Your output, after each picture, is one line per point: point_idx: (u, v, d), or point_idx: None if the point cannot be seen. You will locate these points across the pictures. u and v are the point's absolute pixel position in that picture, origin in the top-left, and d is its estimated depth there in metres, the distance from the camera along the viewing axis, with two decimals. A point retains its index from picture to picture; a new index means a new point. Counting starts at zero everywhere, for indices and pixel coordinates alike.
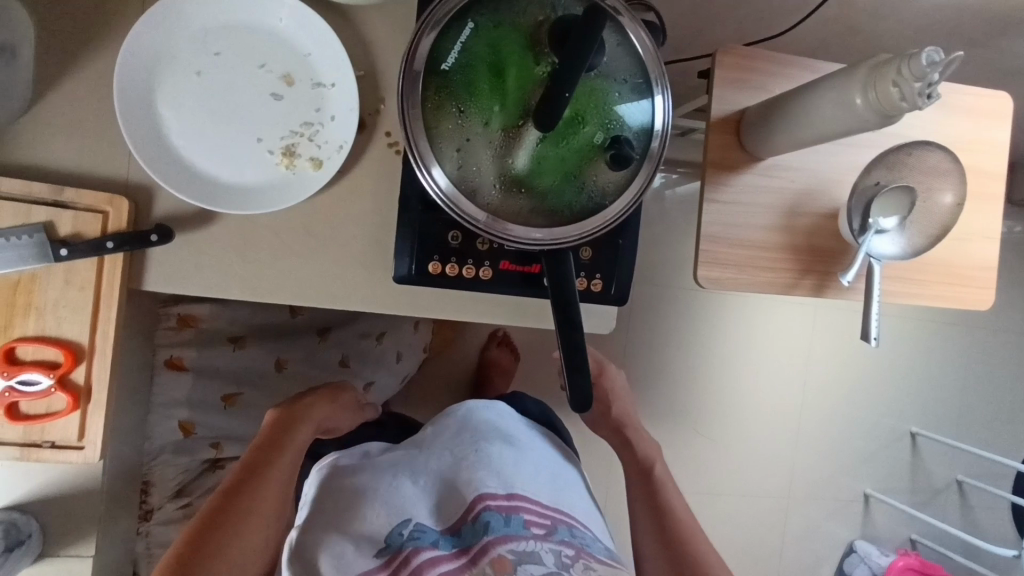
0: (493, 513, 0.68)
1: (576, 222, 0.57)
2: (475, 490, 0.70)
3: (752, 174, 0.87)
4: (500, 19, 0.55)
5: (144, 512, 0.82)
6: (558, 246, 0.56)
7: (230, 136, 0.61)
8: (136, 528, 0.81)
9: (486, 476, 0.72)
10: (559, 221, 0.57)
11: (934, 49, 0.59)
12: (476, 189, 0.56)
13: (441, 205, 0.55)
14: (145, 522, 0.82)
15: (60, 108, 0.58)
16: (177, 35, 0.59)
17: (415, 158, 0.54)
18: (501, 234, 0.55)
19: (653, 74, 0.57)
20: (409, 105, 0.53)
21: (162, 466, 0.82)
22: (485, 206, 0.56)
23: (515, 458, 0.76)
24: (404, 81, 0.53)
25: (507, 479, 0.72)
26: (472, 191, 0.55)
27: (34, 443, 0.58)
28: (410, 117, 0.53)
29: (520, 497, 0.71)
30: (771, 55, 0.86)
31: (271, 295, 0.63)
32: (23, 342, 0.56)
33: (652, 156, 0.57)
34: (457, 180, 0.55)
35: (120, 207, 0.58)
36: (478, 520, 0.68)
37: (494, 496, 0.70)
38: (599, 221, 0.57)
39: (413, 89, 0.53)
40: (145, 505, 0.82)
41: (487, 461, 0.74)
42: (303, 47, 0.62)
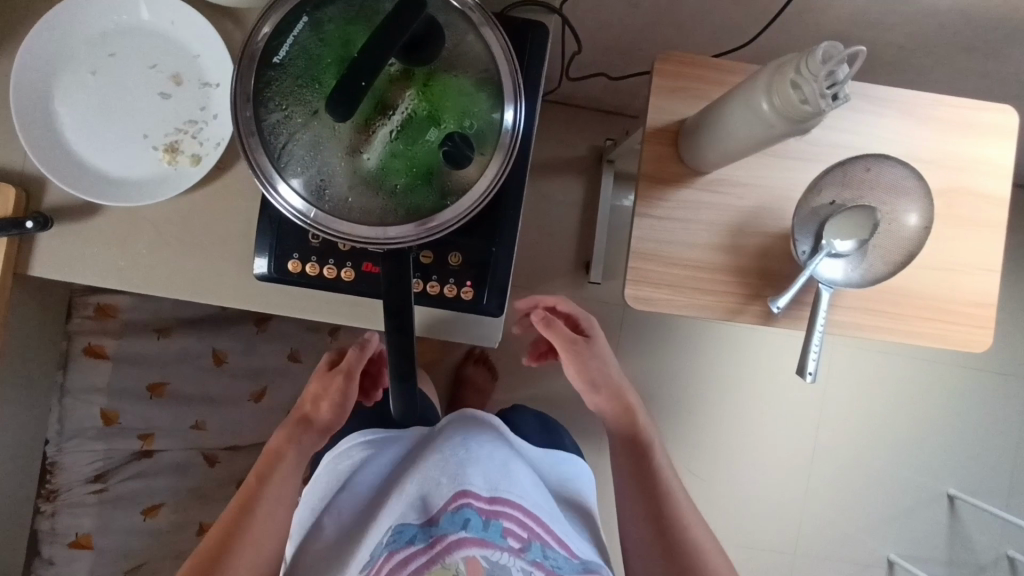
0: (472, 512, 0.68)
1: (412, 222, 0.53)
2: (458, 487, 0.70)
3: (691, 188, 0.80)
4: (338, 16, 0.54)
5: (48, 493, 0.87)
6: (398, 245, 0.52)
7: (120, 132, 0.64)
8: (38, 507, 0.86)
9: (471, 473, 0.72)
10: (392, 219, 0.53)
11: (830, 44, 0.53)
12: (307, 183, 0.53)
13: (271, 198, 0.52)
14: (49, 502, 0.87)
15: None
16: (75, 37, 0.63)
17: (243, 149, 0.51)
18: (330, 230, 0.53)
19: (501, 66, 0.54)
20: (241, 100, 0.51)
21: (72, 451, 0.87)
22: (314, 201, 0.53)
23: (508, 461, 0.75)
24: (234, 75, 0.51)
25: (493, 479, 0.71)
26: (315, 189, 0.53)
27: None
28: (242, 110, 0.51)
29: (502, 500, 0.70)
30: (715, 62, 0.80)
31: (145, 286, 0.64)
32: None
33: (501, 155, 0.54)
34: (285, 173, 0.52)
35: (7, 195, 0.61)
36: (456, 514, 0.68)
37: (475, 495, 0.70)
38: (446, 218, 0.53)
39: (245, 78, 0.52)
40: (49, 486, 0.87)
41: (476, 457, 0.74)
42: (192, 49, 0.64)
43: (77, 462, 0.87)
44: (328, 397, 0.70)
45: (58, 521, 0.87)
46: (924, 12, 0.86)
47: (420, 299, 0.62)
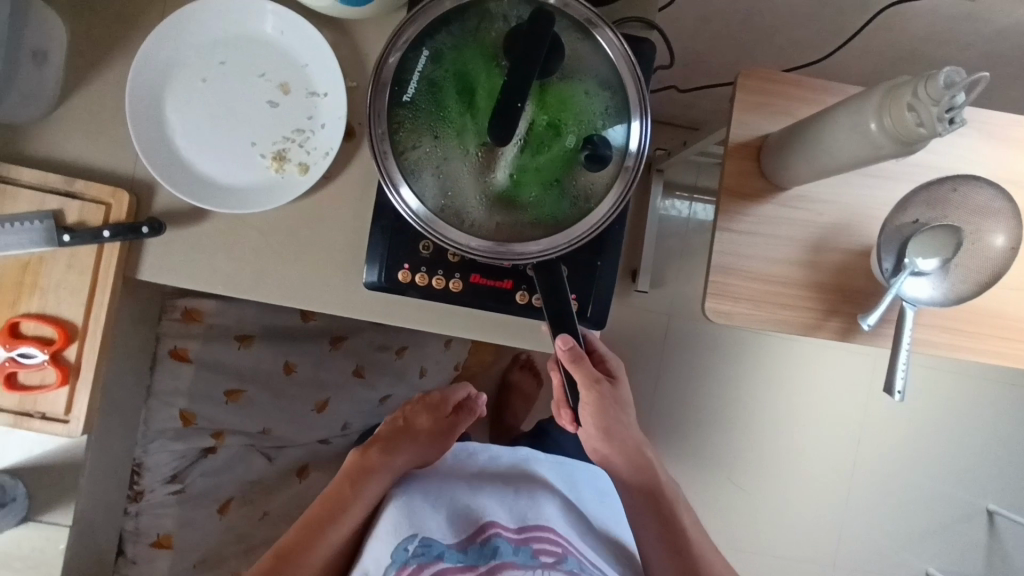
0: (503, 539, 0.74)
1: (560, 231, 0.55)
2: (487, 518, 0.76)
3: (773, 204, 0.81)
4: (454, 41, 0.54)
5: (134, 494, 0.84)
6: (548, 255, 0.55)
7: (228, 140, 0.64)
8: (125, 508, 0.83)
9: (497, 508, 0.78)
10: (541, 231, 0.55)
11: (953, 69, 0.53)
12: (455, 206, 0.55)
13: (418, 226, 0.54)
14: (134, 503, 0.84)
15: (79, 109, 0.64)
16: (186, 46, 0.63)
17: (387, 180, 0.53)
18: (486, 252, 0.54)
19: (624, 75, 0.55)
20: (378, 138, 0.53)
21: (155, 452, 0.84)
22: (464, 223, 0.54)
23: (531, 491, 0.81)
24: (369, 114, 0.53)
25: (521, 511, 0.78)
26: (456, 213, 0.54)
27: (26, 413, 0.62)
28: (385, 147, 0.53)
29: (532, 529, 0.76)
30: (800, 80, 0.80)
31: (251, 292, 0.65)
32: (25, 318, 0.61)
33: (631, 157, 0.55)
34: (433, 201, 0.54)
35: (121, 199, 0.62)
36: (488, 542, 0.73)
37: (504, 527, 0.76)
38: (588, 225, 0.55)
39: (382, 111, 0.53)
40: (136, 487, 0.84)
41: (503, 496, 0.80)
42: (300, 58, 0.64)
43: (160, 463, 0.84)
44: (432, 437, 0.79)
45: (143, 521, 0.85)
46: (1004, 30, 0.85)
47: (527, 310, 0.63)
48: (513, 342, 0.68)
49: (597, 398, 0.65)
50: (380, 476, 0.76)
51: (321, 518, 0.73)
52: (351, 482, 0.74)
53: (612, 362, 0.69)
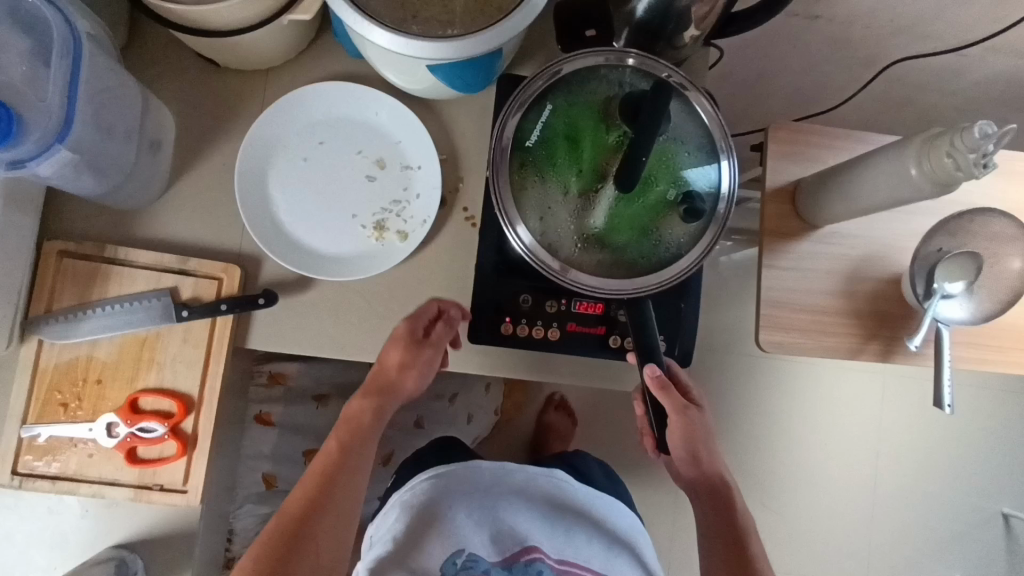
0: (544, 567, 0.79)
1: (653, 272, 0.60)
2: (530, 542, 0.80)
3: (809, 242, 0.88)
4: (575, 100, 0.62)
5: (227, 561, 0.84)
6: (638, 296, 0.60)
7: (329, 212, 0.69)
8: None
9: (543, 532, 0.81)
10: (636, 272, 0.61)
11: (986, 123, 0.61)
12: (558, 247, 0.61)
13: (526, 261, 0.60)
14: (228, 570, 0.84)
15: (189, 193, 0.68)
16: (292, 124, 0.69)
17: (504, 221, 0.59)
18: (586, 287, 0.59)
19: (718, 140, 0.61)
20: (498, 182, 0.60)
21: (243, 517, 0.84)
22: (566, 260, 0.60)
23: (569, 520, 0.84)
24: (492, 162, 0.60)
25: (562, 544, 0.81)
26: (556, 249, 0.60)
27: (146, 486, 0.64)
28: (502, 187, 0.60)
29: (570, 564, 0.81)
30: (823, 130, 0.89)
31: (356, 354, 0.69)
32: (145, 393, 0.63)
33: (719, 216, 0.61)
34: (541, 240, 0.60)
35: (233, 274, 0.66)
36: (530, 567, 0.79)
37: (546, 554, 0.80)
38: (676, 271, 0.60)
39: (502, 161, 0.60)
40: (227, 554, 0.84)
41: (548, 520, 0.83)
42: (394, 136, 0.70)
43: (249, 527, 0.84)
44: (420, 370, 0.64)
45: None
46: (989, 79, 0.96)
47: (618, 353, 0.67)
48: (600, 385, 0.72)
49: (683, 422, 0.67)
50: (376, 425, 0.64)
51: (305, 507, 0.57)
52: (344, 446, 0.61)
53: (694, 391, 0.71)
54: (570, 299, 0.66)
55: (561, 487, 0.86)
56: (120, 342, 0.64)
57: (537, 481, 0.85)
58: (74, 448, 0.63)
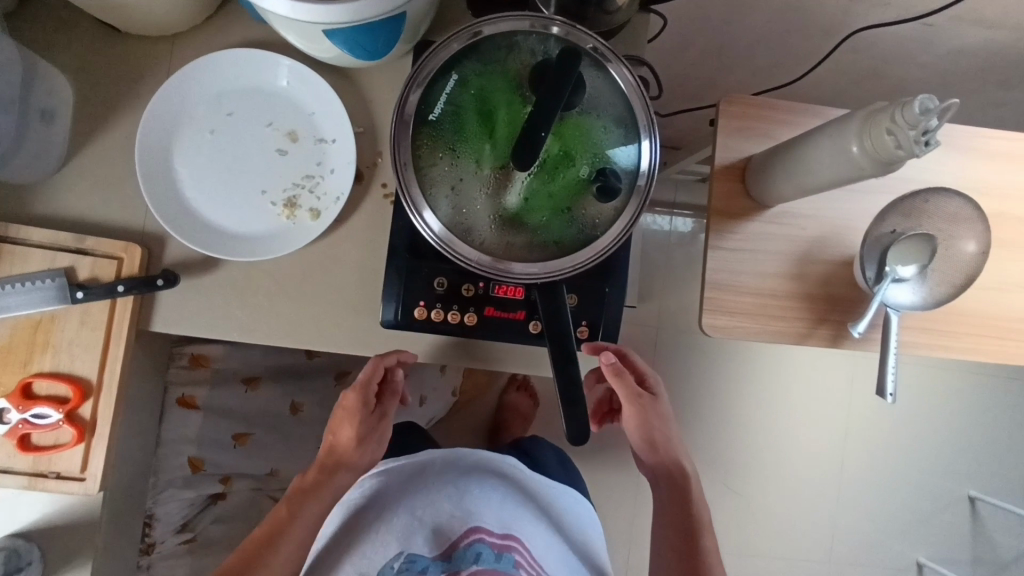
0: (485, 546, 0.75)
1: (569, 254, 0.57)
2: (470, 524, 0.78)
3: (759, 222, 0.84)
4: (485, 69, 0.58)
5: (146, 546, 0.80)
6: (552, 279, 0.57)
7: (237, 188, 0.65)
8: (136, 563, 0.78)
9: (484, 512, 0.79)
10: (551, 254, 0.58)
11: (927, 97, 0.57)
12: (468, 227, 0.57)
13: (435, 245, 0.57)
14: (147, 556, 0.80)
15: (85, 167, 0.64)
16: (194, 93, 0.64)
17: (408, 202, 0.56)
18: (495, 271, 0.56)
19: (637, 110, 0.57)
20: (401, 159, 0.56)
21: (166, 501, 0.81)
22: (477, 242, 0.57)
23: (515, 499, 0.83)
24: (394, 138, 0.56)
25: (503, 518, 0.80)
26: (465, 231, 0.57)
27: (41, 474, 0.61)
28: (405, 164, 0.56)
29: (513, 536, 0.78)
30: (777, 104, 0.84)
31: (267, 337, 0.66)
32: (39, 378, 0.61)
33: (638, 192, 0.57)
34: (449, 220, 0.57)
35: (134, 253, 0.63)
36: (470, 548, 0.75)
37: (487, 532, 0.77)
38: (593, 252, 0.57)
39: (405, 136, 0.56)
40: (148, 539, 0.80)
41: (486, 499, 0.81)
42: (307, 106, 0.66)
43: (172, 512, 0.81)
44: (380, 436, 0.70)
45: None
46: (954, 51, 0.92)
47: (539, 339, 0.64)
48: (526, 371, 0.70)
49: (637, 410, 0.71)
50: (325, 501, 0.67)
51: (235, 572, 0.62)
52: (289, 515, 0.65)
53: (655, 382, 0.73)
54: (487, 282, 0.63)
55: (505, 470, 0.86)
56: (14, 324, 0.61)
57: (475, 465, 0.85)
58: None
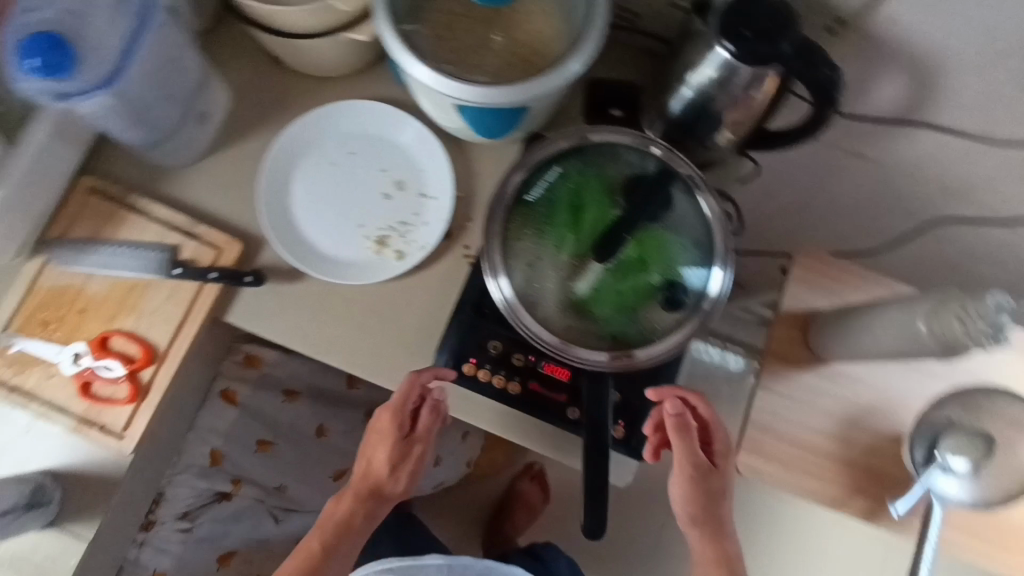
0: None
1: (623, 352, 0.60)
2: None
3: (814, 374, 0.84)
4: (585, 169, 0.63)
5: (147, 522, 0.82)
6: (602, 371, 0.59)
7: (340, 217, 0.72)
8: (134, 534, 0.81)
9: None
10: (606, 347, 0.61)
11: (1001, 300, 0.58)
12: (535, 303, 0.61)
13: (502, 311, 0.61)
14: (145, 531, 0.82)
15: (220, 167, 0.73)
16: (330, 131, 0.73)
17: (488, 267, 0.60)
18: (550, 349, 0.59)
19: (716, 236, 0.61)
20: (491, 228, 0.61)
21: (179, 484, 0.83)
22: (541, 318, 0.61)
23: None
24: (491, 209, 0.61)
25: None
26: (532, 305, 0.61)
27: (88, 422, 0.66)
28: (494, 233, 0.61)
29: None
30: (852, 266, 0.86)
31: (322, 354, 0.70)
32: (119, 334, 0.67)
33: (701, 312, 0.60)
34: (520, 292, 0.61)
35: (234, 248, 0.69)
36: None
37: None
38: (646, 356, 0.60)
39: (501, 209, 0.62)
40: (150, 516, 0.82)
41: None
42: (420, 164, 0.74)
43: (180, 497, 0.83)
44: (414, 461, 0.70)
45: (145, 552, 0.82)
46: None
47: (574, 425, 0.66)
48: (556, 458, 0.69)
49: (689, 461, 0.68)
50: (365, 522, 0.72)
51: None
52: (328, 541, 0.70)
53: (719, 440, 0.69)
54: (539, 357, 0.66)
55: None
56: (113, 283, 0.68)
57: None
58: (41, 367, 0.66)
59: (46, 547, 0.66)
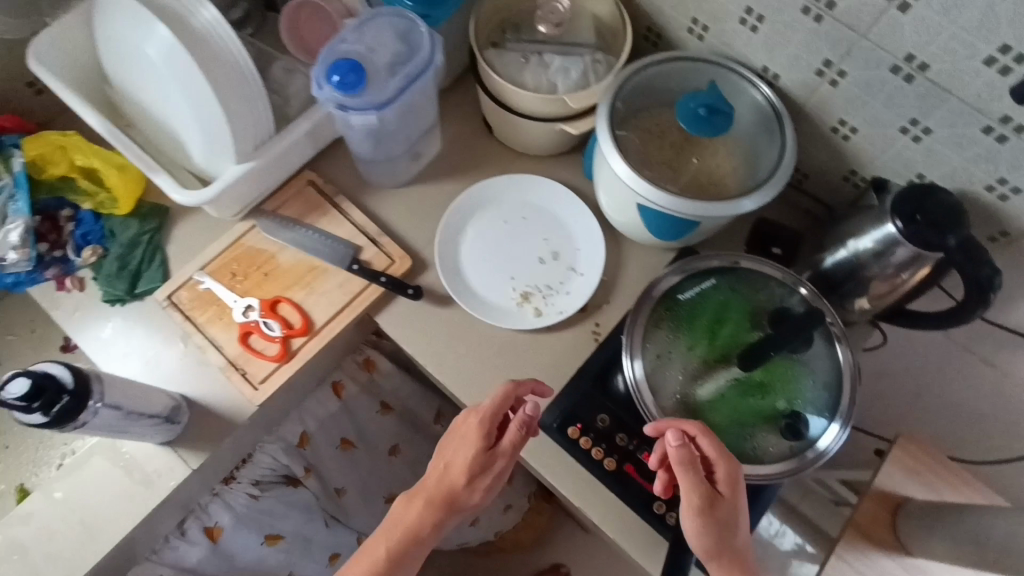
0: None
1: None
2: None
3: (895, 563, 0.81)
4: (734, 288, 0.69)
5: (229, 476, 0.86)
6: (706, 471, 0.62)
7: (496, 265, 0.81)
8: (215, 484, 0.83)
9: None
10: None
11: None
12: (658, 390, 0.66)
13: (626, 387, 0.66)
14: (224, 486, 0.85)
15: (414, 195, 0.85)
16: (512, 194, 0.84)
17: (627, 345, 0.66)
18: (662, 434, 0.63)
19: (843, 385, 0.65)
20: (638, 312, 0.68)
21: (266, 452, 0.88)
22: (660, 404, 0.65)
23: None
24: (642, 296, 0.68)
25: None
26: (655, 390, 0.65)
27: (235, 366, 0.74)
28: (639, 317, 0.68)
29: None
30: (954, 468, 0.85)
31: (444, 376, 0.76)
32: (291, 302, 0.76)
33: (813, 449, 0.63)
34: (648, 376, 0.66)
35: (404, 262, 0.79)
36: None
37: None
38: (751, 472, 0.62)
39: (650, 299, 0.68)
40: (234, 472, 0.86)
41: None
42: (577, 243, 0.82)
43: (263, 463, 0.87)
44: (494, 479, 0.65)
45: (214, 504, 0.84)
46: None
47: (658, 521, 0.68)
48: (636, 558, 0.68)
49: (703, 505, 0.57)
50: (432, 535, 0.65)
51: None
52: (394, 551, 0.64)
53: (723, 476, 0.58)
54: (641, 444, 0.70)
55: None
56: (299, 259, 0.79)
57: None
58: (217, 306, 0.76)
59: (155, 461, 0.72)
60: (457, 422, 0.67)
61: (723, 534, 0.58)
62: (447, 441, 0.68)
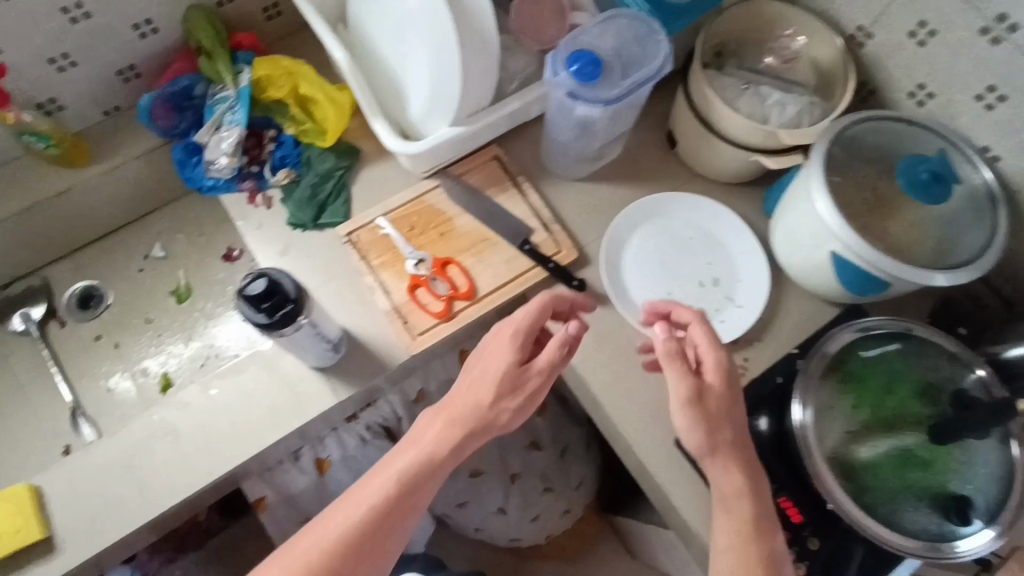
0: None
1: (878, 527, 0.62)
2: None
3: None
4: (912, 359, 0.68)
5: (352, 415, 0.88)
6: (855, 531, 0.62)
7: (656, 277, 0.82)
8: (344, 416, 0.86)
9: None
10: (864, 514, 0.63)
11: None
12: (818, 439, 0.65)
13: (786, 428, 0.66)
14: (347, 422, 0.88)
15: (589, 190, 0.86)
16: (685, 213, 0.85)
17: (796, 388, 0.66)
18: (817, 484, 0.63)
19: (1012, 485, 0.63)
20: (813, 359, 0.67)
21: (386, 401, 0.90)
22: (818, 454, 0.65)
23: None
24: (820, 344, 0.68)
25: None
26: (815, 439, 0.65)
27: (397, 313, 0.77)
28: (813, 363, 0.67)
29: None
30: None
31: (589, 372, 0.77)
32: (461, 266, 0.79)
33: (968, 540, 0.61)
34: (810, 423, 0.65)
35: (572, 253, 0.81)
36: None
37: None
38: (898, 544, 0.62)
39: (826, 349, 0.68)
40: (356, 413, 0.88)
41: None
42: (739, 275, 0.82)
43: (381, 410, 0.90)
44: (522, 401, 0.62)
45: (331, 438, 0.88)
46: None
47: None
48: None
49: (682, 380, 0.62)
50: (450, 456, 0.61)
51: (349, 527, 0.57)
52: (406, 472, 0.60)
53: (711, 366, 0.63)
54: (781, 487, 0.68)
55: None
56: (473, 228, 0.82)
57: None
58: (390, 253, 0.79)
59: (307, 382, 0.75)
60: (489, 339, 0.66)
61: (712, 427, 0.61)
62: (474, 360, 0.66)
